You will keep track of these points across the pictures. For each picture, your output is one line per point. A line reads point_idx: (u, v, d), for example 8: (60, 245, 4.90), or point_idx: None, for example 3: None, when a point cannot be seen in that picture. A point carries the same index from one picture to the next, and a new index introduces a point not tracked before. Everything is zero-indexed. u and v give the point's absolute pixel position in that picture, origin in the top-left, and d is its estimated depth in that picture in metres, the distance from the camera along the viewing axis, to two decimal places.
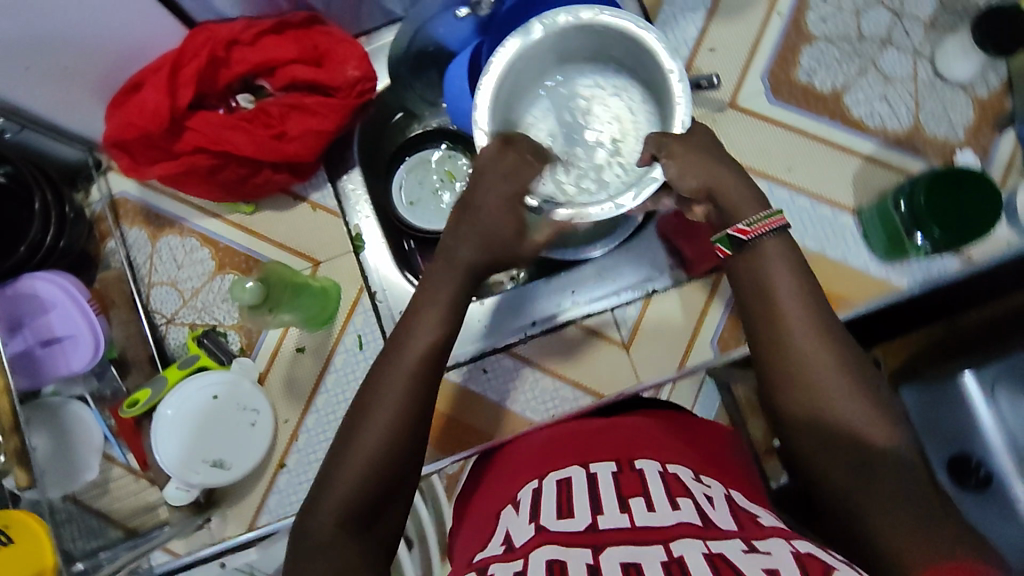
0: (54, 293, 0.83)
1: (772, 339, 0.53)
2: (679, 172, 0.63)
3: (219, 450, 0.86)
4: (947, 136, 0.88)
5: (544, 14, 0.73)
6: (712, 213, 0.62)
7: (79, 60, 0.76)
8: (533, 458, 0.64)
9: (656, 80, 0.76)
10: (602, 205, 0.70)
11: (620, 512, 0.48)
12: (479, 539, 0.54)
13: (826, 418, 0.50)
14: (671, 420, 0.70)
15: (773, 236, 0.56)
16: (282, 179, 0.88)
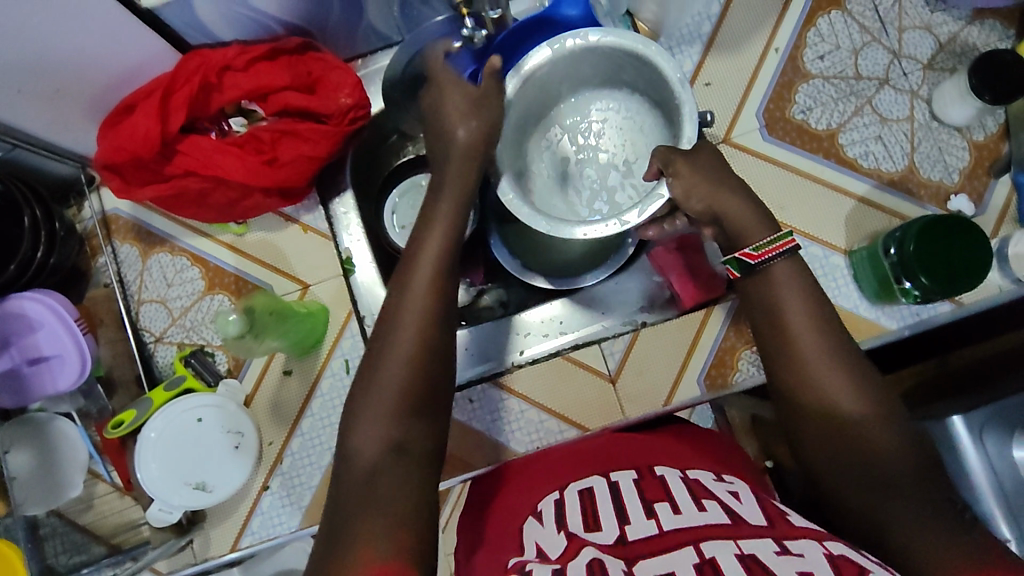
0: (42, 313, 0.83)
1: (785, 364, 0.56)
2: (684, 192, 0.65)
3: (202, 473, 0.86)
4: (941, 180, 0.88)
5: (551, 38, 0.72)
6: (721, 235, 0.65)
7: (72, 83, 0.76)
8: (556, 471, 0.70)
9: (667, 100, 0.74)
10: (607, 224, 0.69)
11: (647, 518, 0.53)
12: (506, 546, 0.59)
13: (842, 434, 0.52)
14: (685, 434, 0.75)
15: (781, 259, 0.59)
16: (273, 204, 0.88)
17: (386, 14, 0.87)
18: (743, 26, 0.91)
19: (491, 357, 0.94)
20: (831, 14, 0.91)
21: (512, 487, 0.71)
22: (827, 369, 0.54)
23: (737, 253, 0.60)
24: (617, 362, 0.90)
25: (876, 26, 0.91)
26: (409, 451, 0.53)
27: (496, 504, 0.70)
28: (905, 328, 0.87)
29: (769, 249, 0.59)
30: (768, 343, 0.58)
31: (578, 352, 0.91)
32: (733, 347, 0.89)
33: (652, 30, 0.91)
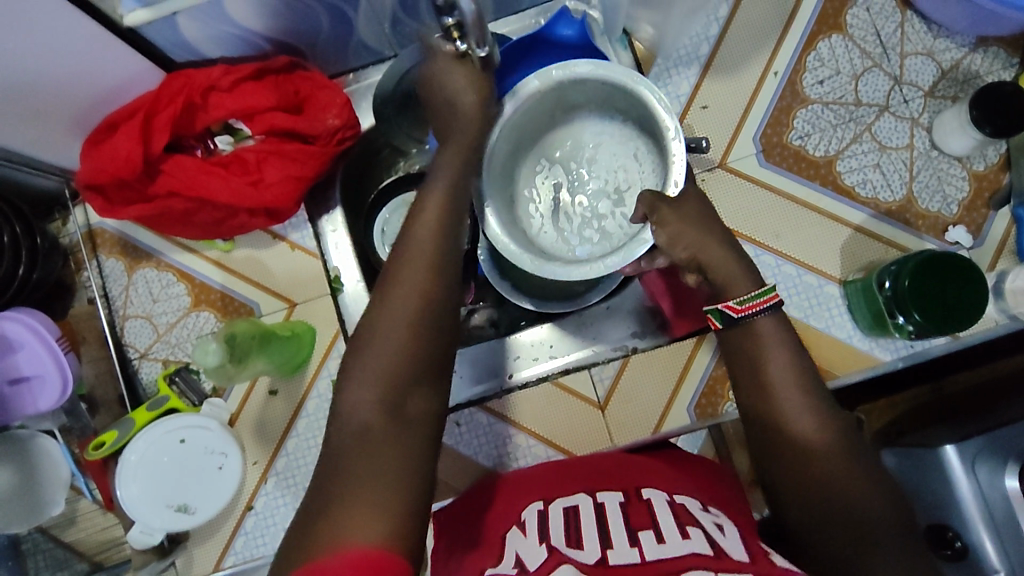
0: (22, 333, 0.82)
1: (765, 410, 0.55)
2: (669, 240, 0.62)
3: (184, 494, 0.85)
4: (940, 211, 0.86)
5: (539, 69, 0.70)
6: (704, 282, 0.63)
7: (53, 102, 0.74)
8: (542, 485, 0.68)
9: (657, 134, 0.72)
10: (591, 265, 0.69)
11: (630, 546, 0.52)
12: (484, 549, 0.58)
13: (819, 484, 0.51)
14: (669, 458, 0.73)
15: (764, 315, 0.57)
16: (258, 224, 0.86)
17: (378, 30, 0.85)
18: (742, 48, 0.89)
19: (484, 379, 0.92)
20: (832, 38, 0.89)
21: (496, 497, 0.69)
22: (808, 419, 0.53)
23: (720, 304, 0.58)
24: (606, 389, 0.90)
25: (878, 51, 0.89)
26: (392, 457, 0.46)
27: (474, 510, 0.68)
28: (899, 360, 0.85)
29: (754, 303, 0.57)
30: (746, 384, 0.56)
31: (567, 377, 0.91)
32: (724, 377, 0.89)
33: (649, 49, 0.89)
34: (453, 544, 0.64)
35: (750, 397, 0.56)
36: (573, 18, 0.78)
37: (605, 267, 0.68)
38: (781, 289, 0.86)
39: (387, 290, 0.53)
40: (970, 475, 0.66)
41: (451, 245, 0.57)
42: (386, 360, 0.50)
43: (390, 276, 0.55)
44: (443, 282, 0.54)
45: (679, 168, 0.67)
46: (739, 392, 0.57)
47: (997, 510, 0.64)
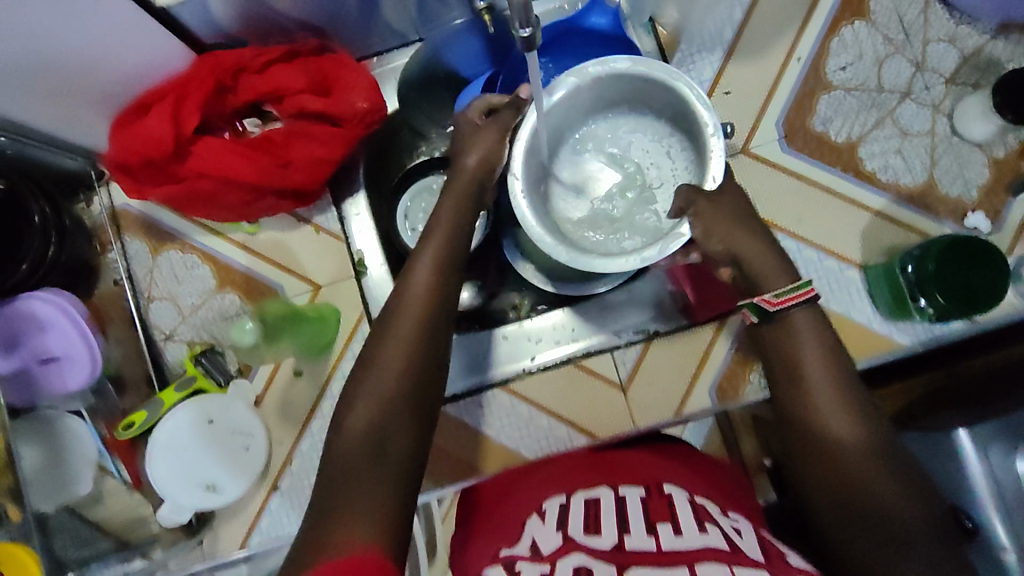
0: (51, 313, 0.83)
1: (798, 402, 0.56)
2: (704, 233, 0.65)
3: (212, 473, 0.86)
4: (960, 197, 0.87)
5: (580, 66, 0.72)
6: (739, 276, 0.65)
7: (84, 82, 0.74)
8: (563, 476, 0.70)
9: (693, 131, 0.74)
10: (626, 257, 0.68)
11: (647, 532, 0.54)
12: (507, 537, 0.61)
13: (849, 480, 0.52)
14: (689, 461, 0.74)
15: (800, 307, 0.59)
16: (285, 206, 0.87)
17: (404, 13, 0.86)
18: (766, 34, 0.90)
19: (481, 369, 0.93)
20: (855, 24, 0.90)
21: (519, 491, 0.70)
22: (838, 417, 0.54)
23: (755, 299, 0.60)
24: (629, 371, 0.91)
25: (900, 37, 0.89)
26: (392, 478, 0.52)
27: (498, 505, 0.70)
28: (918, 345, 0.86)
29: (790, 296, 0.59)
30: (777, 368, 0.58)
31: (590, 359, 0.92)
32: (744, 361, 0.90)
33: (672, 34, 0.89)
34: (477, 539, 0.65)
35: (783, 387, 0.57)
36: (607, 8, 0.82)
37: (638, 259, 0.68)
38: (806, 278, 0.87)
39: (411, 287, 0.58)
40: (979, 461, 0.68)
41: (458, 240, 0.64)
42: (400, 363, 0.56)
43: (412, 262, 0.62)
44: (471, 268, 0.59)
45: (716, 163, 0.69)
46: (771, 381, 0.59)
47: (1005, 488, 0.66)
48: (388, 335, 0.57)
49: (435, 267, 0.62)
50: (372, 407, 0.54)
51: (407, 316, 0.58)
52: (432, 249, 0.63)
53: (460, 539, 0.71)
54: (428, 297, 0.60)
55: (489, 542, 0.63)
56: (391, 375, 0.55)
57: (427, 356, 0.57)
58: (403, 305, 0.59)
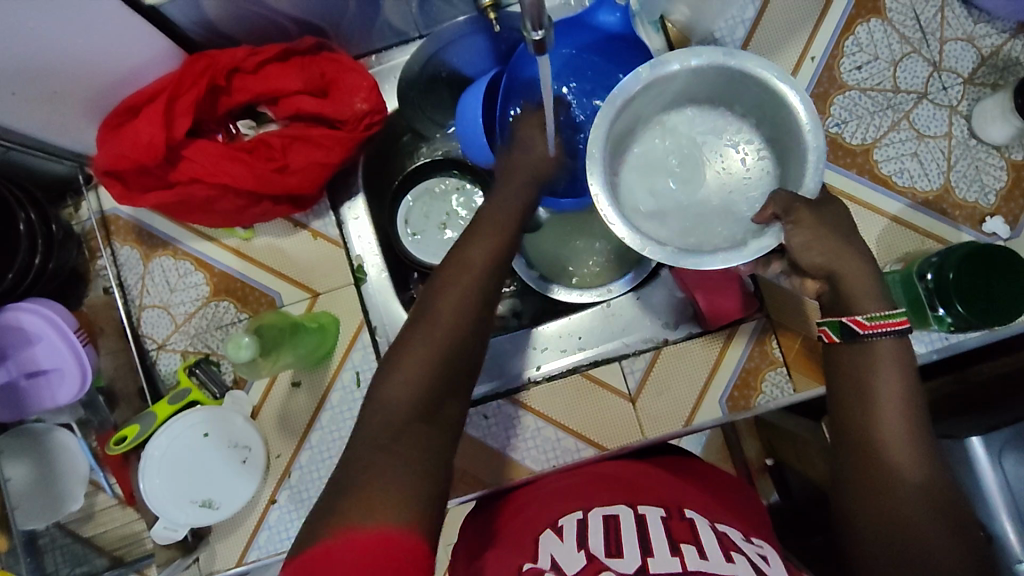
0: (40, 325, 0.79)
1: (861, 422, 0.54)
2: (804, 244, 0.59)
3: (208, 489, 0.84)
4: (977, 201, 0.85)
5: (680, 51, 0.64)
6: (827, 292, 0.60)
7: (70, 84, 0.71)
8: (582, 489, 0.68)
9: (789, 140, 0.66)
10: (705, 258, 0.62)
11: (670, 554, 0.53)
12: (522, 549, 0.58)
13: (893, 508, 0.50)
14: (718, 489, 0.70)
15: (889, 338, 0.55)
16: (282, 211, 0.84)
17: (405, 10, 0.82)
18: (779, 32, 0.87)
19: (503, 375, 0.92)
20: (870, 22, 0.87)
21: (532, 504, 0.68)
22: (900, 455, 0.52)
23: (843, 317, 0.57)
24: (637, 381, 0.88)
25: (916, 36, 0.87)
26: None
27: (510, 517, 0.68)
28: (934, 353, 0.86)
29: (883, 322, 0.55)
30: (844, 386, 0.56)
31: (595, 368, 0.89)
32: (757, 370, 0.87)
33: (683, 32, 0.88)
34: (489, 548, 0.63)
35: (847, 409, 0.56)
36: (615, 6, 0.80)
37: (719, 261, 0.62)
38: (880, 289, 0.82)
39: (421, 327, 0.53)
40: (995, 465, 0.64)
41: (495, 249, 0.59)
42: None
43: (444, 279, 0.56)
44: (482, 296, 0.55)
45: (815, 172, 0.61)
46: (834, 394, 0.57)
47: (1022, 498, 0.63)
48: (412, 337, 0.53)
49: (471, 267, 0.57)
50: None
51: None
52: (480, 247, 0.59)
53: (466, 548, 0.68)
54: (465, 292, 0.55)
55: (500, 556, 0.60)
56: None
57: None
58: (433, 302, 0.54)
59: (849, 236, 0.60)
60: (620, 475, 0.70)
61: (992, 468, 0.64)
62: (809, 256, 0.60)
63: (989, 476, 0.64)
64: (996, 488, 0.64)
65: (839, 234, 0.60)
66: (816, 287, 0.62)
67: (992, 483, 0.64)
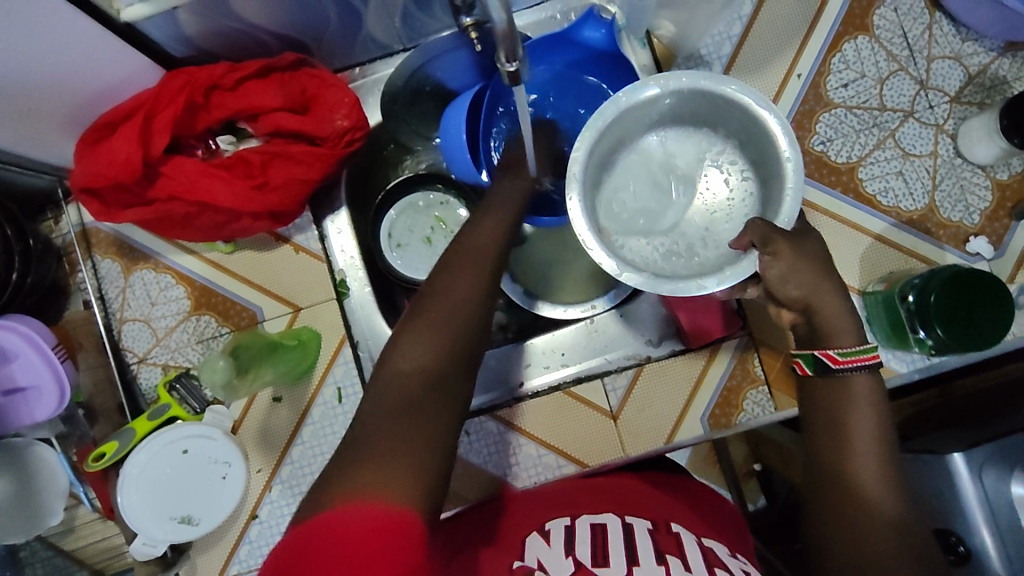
0: (16, 342, 0.78)
1: (833, 444, 0.56)
2: (781, 277, 0.59)
3: (188, 505, 0.83)
4: (962, 221, 0.85)
5: (661, 74, 0.64)
6: (802, 324, 0.61)
7: (45, 102, 0.70)
8: (568, 498, 0.68)
9: (770, 166, 0.65)
10: (682, 283, 0.62)
11: (657, 564, 0.54)
12: (507, 548, 0.58)
13: (859, 528, 0.51)
14: (699, 503, 0.71)
15: (863, 372, 0.56)
16: (262, 227, 0.83)
17: (388, 25, 0.82)
18: (766, 49, 0.87)
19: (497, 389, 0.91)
20: (858, 39, 0.86)
21: (514, 512, 0.67)
22: (870, 484, 0.53)
23: (817, 351, 0.58)
24: (619, 398, 0.88)
25: (904, 53, 0.86)
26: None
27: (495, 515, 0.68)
28: (915, 372, 0.86)
29: (858, 357, 0.57)
30: (820, 414, 0.57)
31: (578, 386, 0.89)
32: (738, 388, 0.87)
33: (668, 48, 0.88)
34: (459, 534, 0.62)
35: (819, 439, 0.57)
36: (600, 21, 0.79)
37: (698, 285, 0.61)
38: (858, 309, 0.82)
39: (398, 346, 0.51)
40: (976, 480, 0.64)
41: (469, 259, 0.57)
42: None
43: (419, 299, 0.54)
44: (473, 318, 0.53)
45: (792, 200, 0.61)
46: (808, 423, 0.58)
47: (1002, 516, 0.62)
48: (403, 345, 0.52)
49: (474, 274, 0.55)
50: None
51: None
52: (460, 265, 0.56)
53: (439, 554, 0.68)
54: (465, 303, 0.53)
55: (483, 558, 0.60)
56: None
57: None
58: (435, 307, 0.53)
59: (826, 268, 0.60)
60: (599, 486, 0.70)
61: (972, 489, 0.64)
62: (787, 289, 0.59)
63: (971, 489, 0.64)
64: (978, 503, 0.63)
65: (814, 262, 0.60)
66: (791, 318, 0.62)
67: (974, 496, 0.64)
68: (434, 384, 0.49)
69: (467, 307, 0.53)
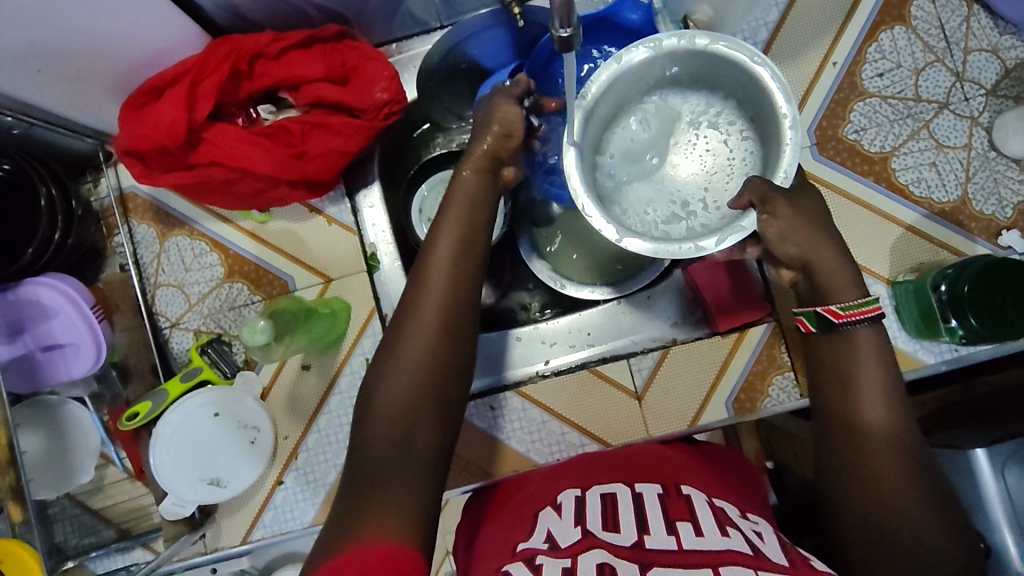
0: (56, 299, 0.80)
1: (844, 416, 0.58)
2: (779, 235, 0.62)
3: (217, 468, 0.85)
4: (994, 214, 0.85)
5: (654, 37, 0.66)
6: (801, 283, 0.64)
7: (95, 64, 0.71)
8: (580, 471, 0.69)
9: (766, 122, 0.67)
10: (680, 245, 0.64)
11: (667, 533, 0.54)
12: (522, 526, 0.59)
13: (879, 505, 0.54)
14: (719, 468, 0.71)
15: (865, 324, 0.59)
16: (298, 197, 0.84)
17: None
18: (803, 36, 0.87)
19: (497, 369, 0.93)
20: (894, 30, 0.87)
21: (532, 491, 0.67)
22: (893, 467, 0.54)
23: (819, 308, 0.60)
24: (645, 379, 0.89)
25: (940, 45, 0.86)
26: (430, 452, 0.54)
27: (507, 496, 0.69)
28: (942, 364, 0.84)
29: (857, 311, 0.59)
30: (826, 374, 0.60)
31: (603, 365, 0.90)
32: (764, 373, 0.87)
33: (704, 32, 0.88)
34: (483, 529, 0.65)
35: (828, 399, 0.59)
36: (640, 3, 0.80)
37: (697, 247, 0.64)
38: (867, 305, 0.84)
39: (404, 319, 0.57)
40: (999, 479, 0.64)
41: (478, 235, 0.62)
42: (412, 368, 0.55)
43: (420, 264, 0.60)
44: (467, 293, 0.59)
45: (789, 160, 0.64)
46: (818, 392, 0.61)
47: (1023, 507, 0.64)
48: (419, 310, 0.57)
49: (478, 251, 0.61)
50: (401, 411, 0.54)
51: (428, 325, 0.57)
52: (465, 231, 0.62)
53: (467, 529, 0.69)
54: (453, 276, 0.59)
55: (506, 529, 0.61)
56: (419, 395, 0.54)
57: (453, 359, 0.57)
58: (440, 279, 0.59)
59: (824, 224, 0.63)
60: (621, 457, 0.71)
61: (996, 484, 0.64)
62: (784, 247, 0.62)
63: (991, 486, 0.64)
64: (996, 500, 0.64)
65: (821, 232, 0.63)
66: (790, 276, 0.65)
67: (992, 495, 0.64)
68: (441, 348, 0.56)
69: (459, 269, 0.60)
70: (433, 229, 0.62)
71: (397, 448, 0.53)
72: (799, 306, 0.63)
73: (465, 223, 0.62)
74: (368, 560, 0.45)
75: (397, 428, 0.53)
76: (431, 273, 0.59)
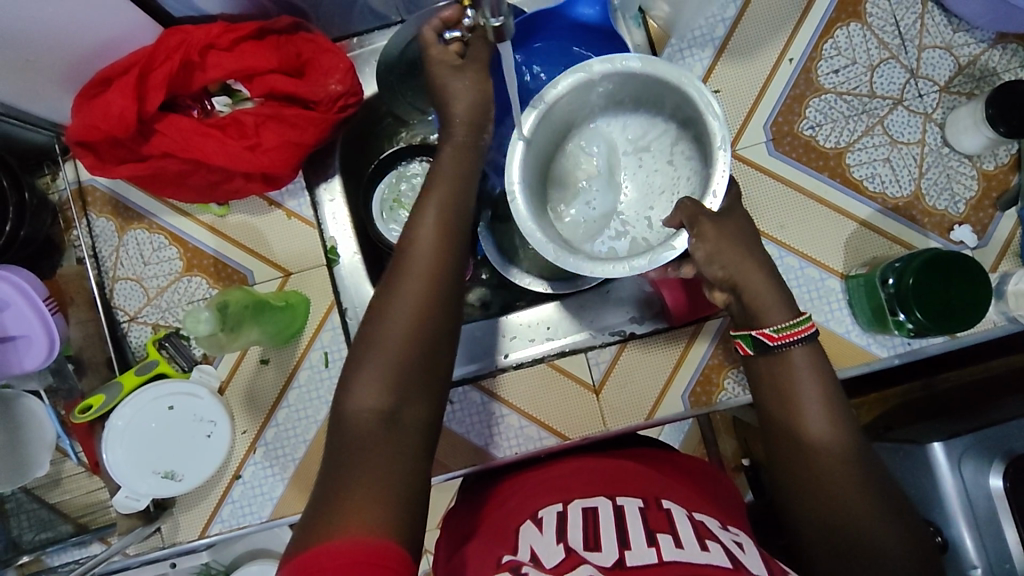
0: (6, 291, 0.79)
1: (790, 426, 0.59)
2: (706, 257, 0.62)
3: (171, 461, 0.84)
4: (947, 209, 0.85)
5: (590, 59, 0.67)
6: (733, 304, 0.64)
7: (45, 54, 0.71)
8: (546, 485, 0.69)
9: (701, 139, 0.69)
10: (615, 265, 0.65)
11: (648, 546, 0.53)
12: (503, 544, 0.59)
13: (839, 521, 0.54)
14: (691, 476, 0.71)
15: (798, 345, 0.59)
16: (255, 188, 0.85)
17: None
18: (759, 32, 0.88)
19: (484, 357, 0.92)
20: (850, 26, 0.87)
21: (501, 512, 0.67)
22: (851, 477, 0.55)
23: (754, 331, 0.61)
24: (602, 372, 0.89)
25: (895, 42, 0.87)
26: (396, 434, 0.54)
27: (491, 509, 0.69)
28: (895, 357, 0.84)
29: (792, 331, 0.59)
30: (780, 377, 0.60)
31: (562, 359, 0.90)
32: (719, 365, 0.88)
33: (663, 29, 0.88)
34: (465, 542, 0.65)
35: (773, 413, 0.60)
36: None
37: (630, 267, 0.64)
38: (798, 292, 0.85)
39: (370, 323, 0.56)
40: (956, 472, 0.64)
41: (455, 233, 0.60)
42: (356, 365, 0.55)
43: (391, 280, 0.58)
44: (448, 310, 0.57)
45: (720, 178, 0.64)
46: (764, 404, 0.61)
47: (979, 507, 0.63)
48: (385, 315, 0.56)
49: (442, 241, 0.59)
50: (341, 405, 0.53)
51: (377, 325, 0.56)
52: (435, 235, 0.59)
53: (443, 546, 0.69)
54: (439, 267, 0.58)
55: (483, 550, 0.60)
56: (353, 388, 0.53)
57: (416, 358, 0.54)
58: (420, 277, 0.57)
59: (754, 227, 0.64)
60: (589, 467, 0.71)
61: (951, 480, 0.64)
62: (711, 268, 0.63)
63: (947, 483, 0.64)
64: (953, 496, 0.64)
65: (745, 248, 0.63)
66: (723, 297, 0.66)
67: (950, 491, 0.64)
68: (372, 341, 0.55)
69: (412, 263, 0.58)
70: (416, 215, 0.61)
71: (333, 439, 0.52)
72: (735, 327, 0.64)
73: (452, 228, 0.60)
74: (348, 557, 0.43)
75: (338, 422, 0.53)
76: (417, 269, 0.57)
